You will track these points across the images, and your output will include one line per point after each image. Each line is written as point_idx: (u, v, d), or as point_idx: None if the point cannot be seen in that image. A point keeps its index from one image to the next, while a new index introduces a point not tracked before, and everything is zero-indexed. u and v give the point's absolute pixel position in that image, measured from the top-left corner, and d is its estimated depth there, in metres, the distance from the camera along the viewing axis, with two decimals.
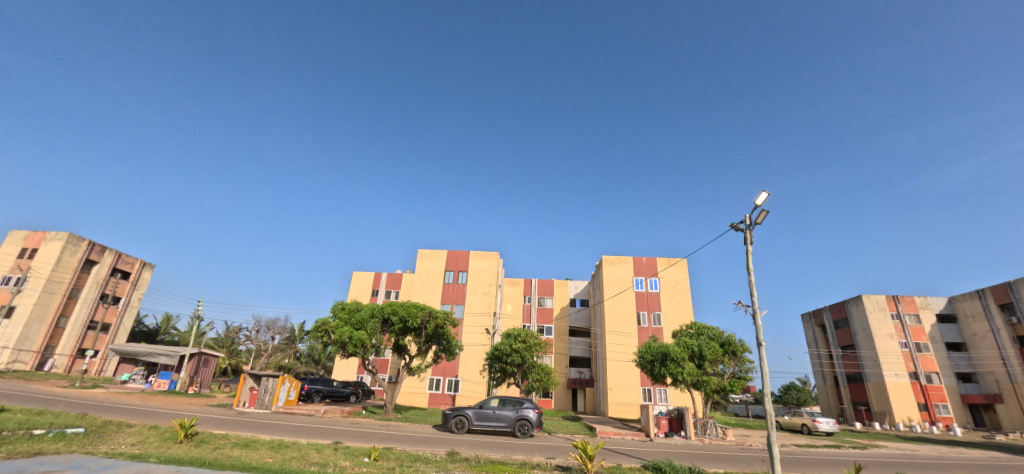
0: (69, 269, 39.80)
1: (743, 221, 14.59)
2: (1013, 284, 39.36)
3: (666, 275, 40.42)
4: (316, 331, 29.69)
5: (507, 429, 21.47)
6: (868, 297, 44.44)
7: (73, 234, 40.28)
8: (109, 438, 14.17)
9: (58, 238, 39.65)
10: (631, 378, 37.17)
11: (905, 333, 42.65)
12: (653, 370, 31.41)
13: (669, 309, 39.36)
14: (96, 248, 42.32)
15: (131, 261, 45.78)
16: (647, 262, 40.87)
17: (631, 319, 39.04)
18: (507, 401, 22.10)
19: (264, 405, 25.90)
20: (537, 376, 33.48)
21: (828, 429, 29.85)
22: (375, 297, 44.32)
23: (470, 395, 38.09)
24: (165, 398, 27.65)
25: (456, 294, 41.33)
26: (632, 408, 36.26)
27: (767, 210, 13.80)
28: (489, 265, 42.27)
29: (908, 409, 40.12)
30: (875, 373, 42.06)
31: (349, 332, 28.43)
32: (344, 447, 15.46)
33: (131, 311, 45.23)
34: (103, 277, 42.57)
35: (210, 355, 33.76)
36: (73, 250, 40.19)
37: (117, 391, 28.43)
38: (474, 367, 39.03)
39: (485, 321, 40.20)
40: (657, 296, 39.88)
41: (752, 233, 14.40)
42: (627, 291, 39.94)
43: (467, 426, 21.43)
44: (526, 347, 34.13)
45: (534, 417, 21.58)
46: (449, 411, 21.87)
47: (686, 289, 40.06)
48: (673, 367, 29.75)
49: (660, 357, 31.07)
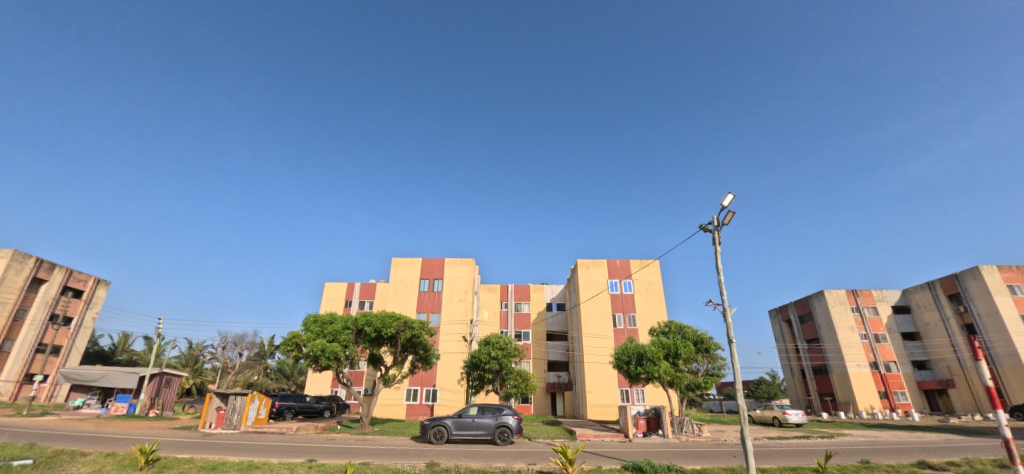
0: (15, 289, 37.15)
1: (711, 222, 15.11)
2: (960, 275, 42.00)
3: (640, 277, 41.11)
4: (287, 344, 28.61)
5: (488, 437, 21.28)
6: (829, 292, 46.56)
7: (18, 250, 37.77)
8: (61, 468, 13.26)
9: (2, 256, 37.08)
10: (609, 380, 37.53)
11: (865, 325, 44.78)
12: (630, 372, 31.75)
13: (644, 309, 40.02)
14: (45, 266, 39.75)
15: (83, 278, 43.25)
16: (621, 265, 41.55)
17: (607, 321, 39.48)
18: (486, 408, 21.96)
19: (232, 424, 24.87)
20: (515, 383, 33.54)
21: (797, 420, 31.05)
22: (349, 308, 43.23)
23: (448, 404, 37.67)
24: (124, 423, 26.13)
25: (431, 301, 40.79)
26: (611, 409, 36.60)
27: (733, 211, 14.31)
28: (465, 272, 42.01)
29: (870, 397, 42.02)
30: (839, 364, 44.01)
31: (323, 344, 27.63)
32: (318, 465, 14.90)
33: (84, 332, 42.54)
34: (52, 296, 39.93)
35: (172, 375, 32.03)
36: (18, 268, 37.61)
37: (71, 418, 26.63)
38: (452, 375, 38.59)
39: (462, 328, 39.82)
40: (632, 298, 40.50)
41: (719, 234, 14.91)
42: (603, 294, 40.45)
43: (446, 435, 21.12)
44: (504, 354, 34.08)
45: (514, 423, 21.49)
46: (427, 422, 21.50)
47: (659, 290, 40.86)
48: (649, 367, 30.23)
49: (637, 357, 31.47)
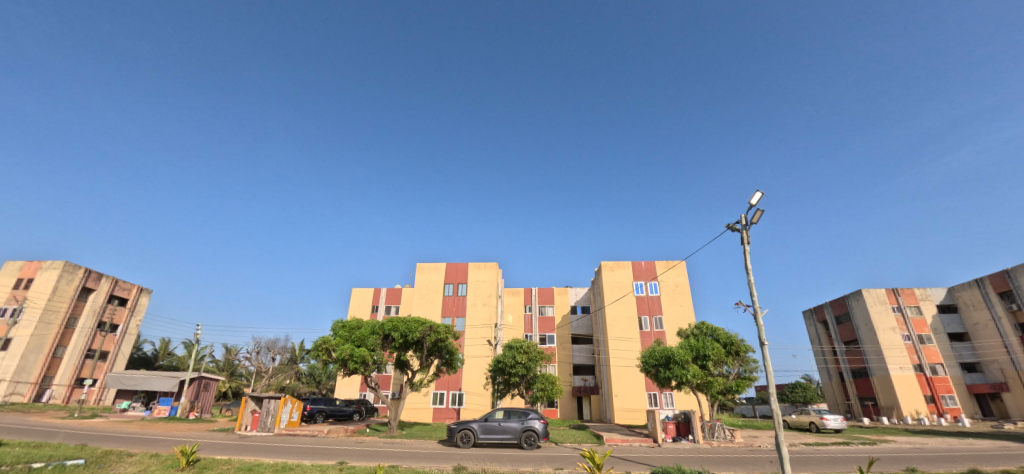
0: (66, 298, 39.40)
1: (738, 222, 14.83)
2: (1011, 271, 39.48)
3: (666, 278, 40.33)
4: (316, 349, 29.35)
5: (514, 441, 21.28)
6: (867, 291, 44.58)
7: (69, 262, 40.08)
8: (109, 468, 13.98)
9: (54, 266, 39.42)
10: (636, 384, 36.95)
11: (907, 326, 42.61)
12: (658, 375, 31.21)
13: (670, 312, 39.22)
14: (93, 276, 42.07)
15: (128, 287, 45.56)
16: (646, 266, 40.88)
17: (633, 324, 38.87)
18: (513, 412, 21.98)
19: (267, 427, 25.70)
20: (541, 386, 33.42)
21: (836, 426, 29.72)
22: (375, 313, 44.05)
23: (475, 408, 37.77)
24: (166, 426, 27.35)
25: (456, 306, 41.13)
26: (639, 414, 35.94)
27: (762, 210, 14.08)
28: (489, 276, 42.18)
29: (915, 402, 39.90)
30: (879, 367, 42.00)
31: (351, 349, 28.27)
32: (349, 467, 15.24)
33: (129, 338, 44.78)
34: (100, 305, 42.23)
35: (210, 379, 33.13)
36: (69, 278, 39.92)
37: (117, 420, 28.07)
38: (478, 379, 38.74)
39: (486, 333, 39.91)
40: (658, 300, 39.74)
41: (748, 233, 14.54)
42: (628, 296, 39.87)
43: (473, 439, 21.22)
44: (529, 357, 34.03)
45: (541, 427, 21.42)
46: (454, 425, 21.63)
47: (686, 291, 39.97)
48: (677, 370, 29.67)
49: (664, 360, 30.91)
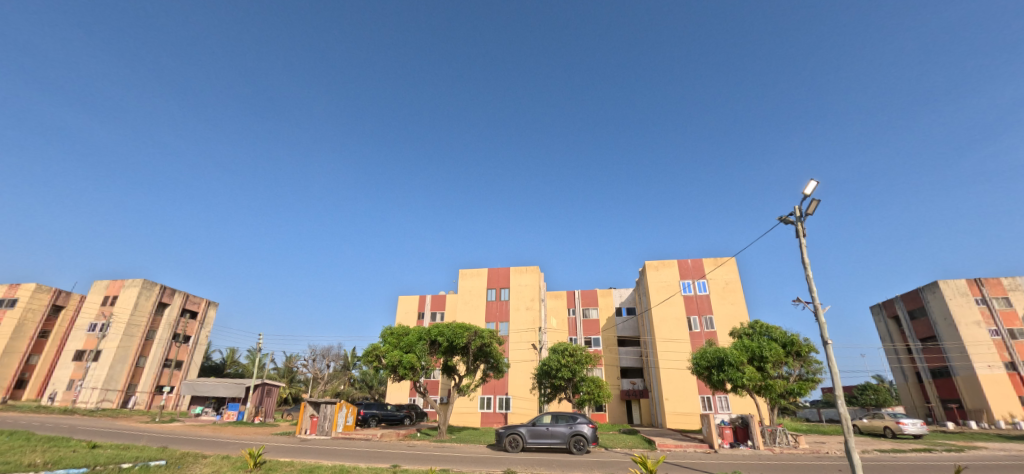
0: (145, 313, 43.24)
1: (793, 214, 14.13)
2: None
3: (715, 276, 38.68)
4: (367, 356, 30.50)
5: (563, 446, 21.06)
6: (945, 283, 40.67)
7: (147, 279, 43.98)
8: (187, 469, 15.26)
9: (135, 284, 43.37)
10: (688, 386, 35.59)
11: (995, 319, 38.32)
12: (712, 377, 29.95)
13: (722, 311, 37.54)
14: (167, 291, 45.92)
15: (198, 300, 49.34)
16: (693, 264, 39.39)
17: (682, 325, 37.53)
18: (560, 416, 21.81)
19: (325, 431, 26.97)
20: (588, 390, 32.94)
21: (915, 431, 27.21)
22: (421, 319, 45.15)
23: (522, 413, 37.75)
24: (235, 429, 29.34)
25: (499, 311, 41.42)
26: (693, 418, 34.58)
27: (817, 199, 13.35)
28: (530, 280, 42.17)
29: (1008, 404, 35.77)
30: (963, 366, 38.13)
31: (400, 355, 29.12)
32: (401, 471, 15.71)
33: (200, 348, 48.45)
34: (174, 318, 46.00)
35: (272, 385, 35.23)
36: (147, 294, 43.79)
37: (192, 424, 30.42)
38: (524, 383, 38.72)
39: (531, 336, 39.89)
40: (708, 299, 38.14)
41: (803, 225, 13.78)
42: (675, 296, 38.56)
43: (521, 444, 21.23)
44: (574, 361, 33.65)
45: (590, 432, 21.11)
46: (502, 430, 21.74)
47: (738, 289, 38.11)
48: (732, 372, 28.32)
49: (718, 362, 29.63)
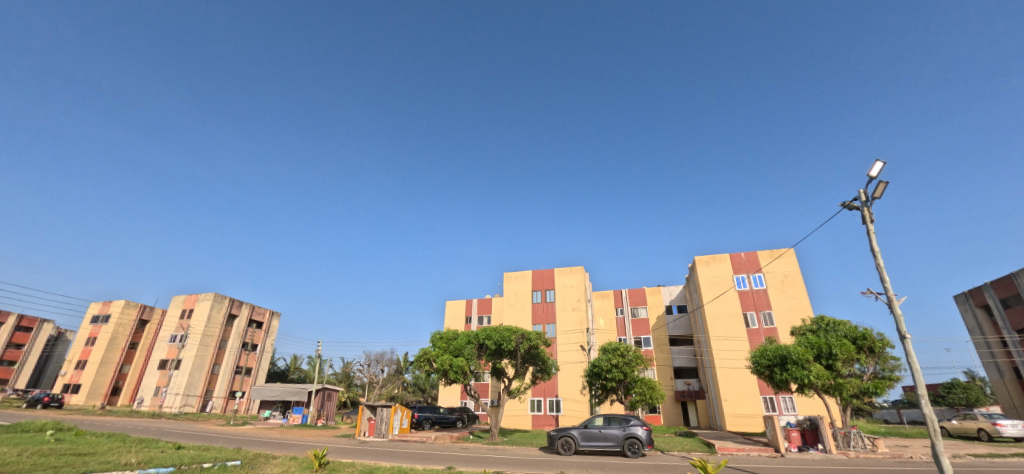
0: (217, 324, 46.87)
1: (858, 198, 13.12)
2: None
3: (772, 270, 36.54)
4: (419, 361, 31.37)
5: (617, 449, 20.64)
6: None
7: (217, 293, 47.65)
8: (260, 469, 16.40)
9: (207, 298, 47.12)
10: (748, 387, 33.77)
11: None
12: (774, 377, 28.06)
13: (781, 306, 35.38)
14: (235, 303, 49.51)
15: (263, 311, 52.81)
16: (747, 258, 37.41)
17: (738, 322, 35.74)
18: (613, 419, 21.39)
19: (382, 433, 28.01)
20: (640, 391, 32.15)
21: (1016, 434, 24.26)
22: (469, 323, 45.84)
23: (573, 415, 37.34)
24: (300, 432, 31.14)
25: (545, 313, 41.29)
26: (755, 420, 32.75)
27: (885, 181, 12.35)
28: (576, 280, 41.73)
29: None
30: None
31: (449, 359, 29.71)
32: None
33: (266, 355, 51.83)
34: (242, 328, 49.52)
35: (332, 389, 37.08)
36: (218, 307, 47.46)
37: (262, 427, 32.59)
38: (574, 386, 38.30)
39: (578, 338, 39.43)
40: (765, 293, 36.06)
41: (870, 211, 12.76)
42: (729, 292, 36.77)
43: (574, 446, 21.02)
44: (625, 361, 32.88)
45: (644, 435, 20.53)
46: (554, 432, 21.62)
47: (798, 282, 35.78)
48: (796, 371, 26.27)
49: (780, 360, 27.66)
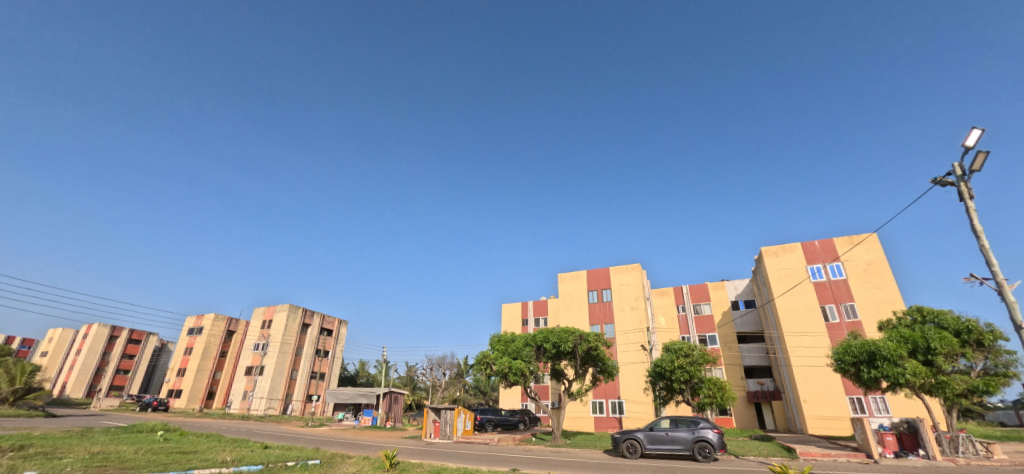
0: (293, 333, 50.62)
1: (954, 173, 11.69)
2: None
3: (852, 258, 33.41)
4: (479, 364, 31.94)
5: (687, 453, 19.76)
6: None
7: (292, 304, 51.47)
8: (338, 468, 17.46)
9: (283, 309, 51.03)
10: (831, 386, 31.02)
11: None
12: (861, 375, 25.41)
13: (865, 297, 32.23)
14: (308, 313, 53.20)
15: (332, 320, 56.27)
16: (822, 246, 34.49)
17: (815, 316, 33.00)
18: (680, 421, 20.51)
19: (447, 435, 28.81)
20: (709, 392, 30.63)
21: None
22: (526, 326, 45.99)
23: (637, 417, 36.23)
24: (371, 433, 32.79)
25: (603, 313, 40.51)
26: (842, 423, 30.01)
27: (984, 151, 10.93)
28: (633, 278, 40.58)
29: None
30: None
31: (508, 362, 29.98)
32: None
33: (337, 360, 55.18)
34: (315, 336, 53.07)
35: (398, 392, 38.73)
36: (293, 317, 51.23)
37: (337, 428, 34.69)
38: (636, 387, 37.21)
39: (639, 337, 38.26)
40: (846, 284, 33.02)
41: (968, 186, 11.33)
42: (803, 284, 34.05)
43: (640, 450, 20.41)
44: (690, 361, 31.43)
45: (716, 438, 19.46)
46: (618, 435, 21.12)
47: (885, 270, 32.43)
48: (888, 369, 23.63)
49: (867, 357, 25.00)
